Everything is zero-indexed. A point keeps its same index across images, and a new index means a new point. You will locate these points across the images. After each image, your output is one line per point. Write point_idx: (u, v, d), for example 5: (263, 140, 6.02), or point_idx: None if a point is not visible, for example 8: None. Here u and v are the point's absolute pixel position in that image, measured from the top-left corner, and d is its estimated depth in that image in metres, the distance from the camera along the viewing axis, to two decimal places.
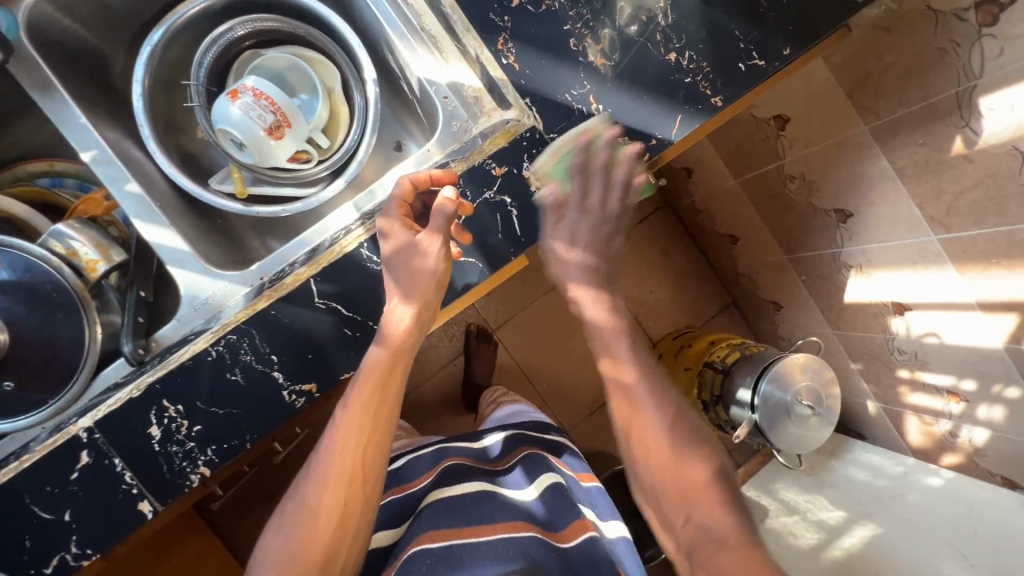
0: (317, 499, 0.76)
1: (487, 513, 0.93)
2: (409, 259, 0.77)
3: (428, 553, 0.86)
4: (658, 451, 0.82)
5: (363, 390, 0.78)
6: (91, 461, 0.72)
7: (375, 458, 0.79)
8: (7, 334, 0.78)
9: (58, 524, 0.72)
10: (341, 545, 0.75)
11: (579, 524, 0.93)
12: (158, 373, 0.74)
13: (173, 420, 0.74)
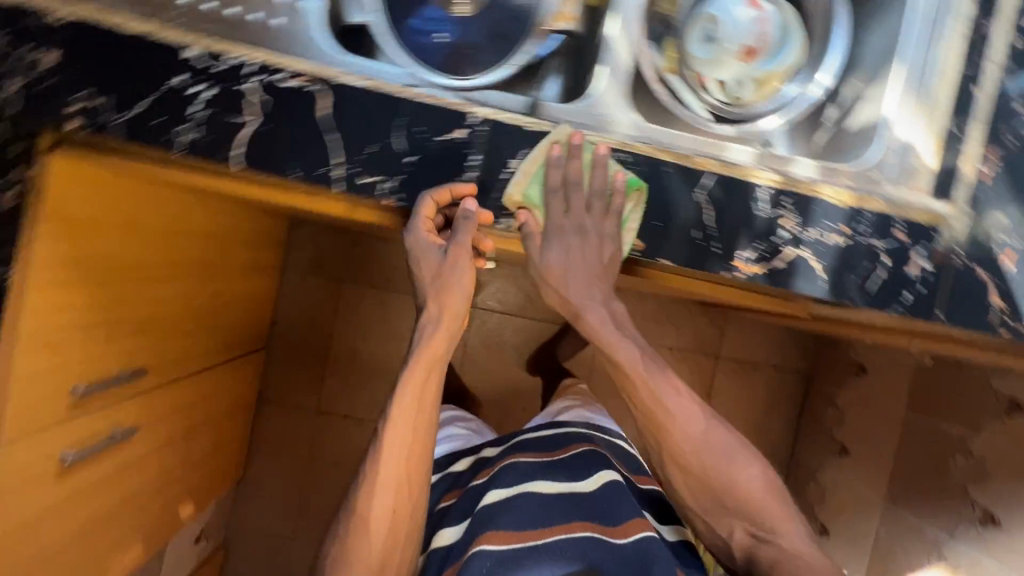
0: (375, 514, 0.98)
1: (547, 510, 1.12)
2: (434, 266, 0.89)
3: (489, 553, 1.03)
4: (694, 464, 0.97)
5: (399, 425, 0.98)
6: (459, 139, 0.77)
7: (419, 458, 1.00)
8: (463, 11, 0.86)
9: (398, 157, 0.76)
10: (392, 557, 0.99)
11: (636, 521, 1.10)
12: (555, 130, 0.78)
13: (533, 169, 0.78)
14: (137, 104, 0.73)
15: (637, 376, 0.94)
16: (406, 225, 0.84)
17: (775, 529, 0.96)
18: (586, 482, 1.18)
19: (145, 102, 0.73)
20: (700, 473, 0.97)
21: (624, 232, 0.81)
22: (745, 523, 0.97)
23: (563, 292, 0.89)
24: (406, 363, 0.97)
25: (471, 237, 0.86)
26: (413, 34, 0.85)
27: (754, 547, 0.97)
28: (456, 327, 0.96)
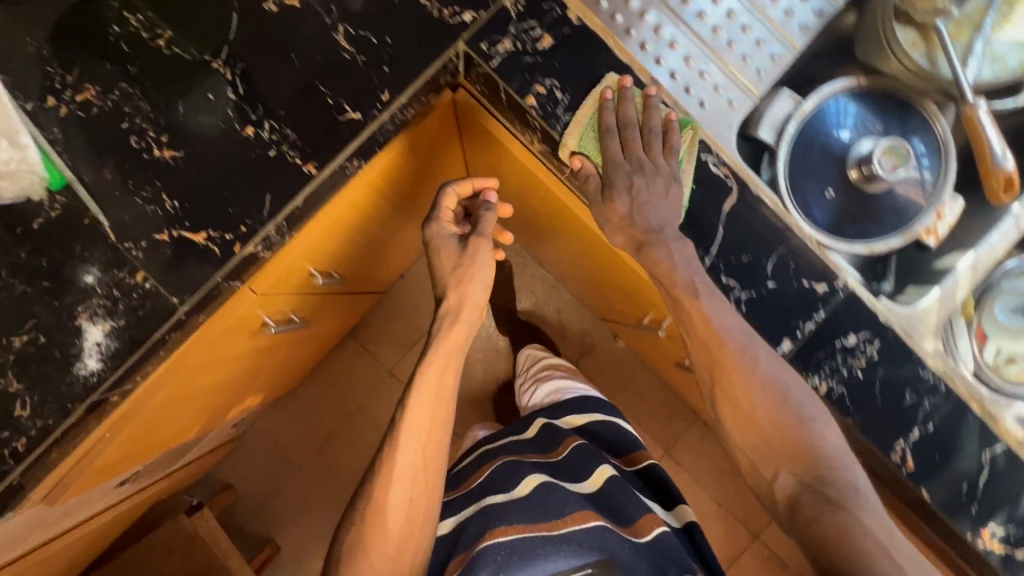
0: (394, 509, 0.84)
1: (553, 501, 0.87)
2: (454, 257, 0.96)
3: (503, 543, 0.80)
4: (752, 415, 0.78)
5: (421, 396, 0.89)
6: (818, 292, 0.80)
7: (435, 449, 0.89)
8: (855, 176, 0.89)
9: (761, 277, 0.80)
10: (409, 541, 0.84)
11: (649, 516, 0.89)
12: (896, 329, 0.81)
13: (863, 350, 0.80)
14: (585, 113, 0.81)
15: (706, 334, 0.77)
16: (445, 197, 0.99)
17: (842, 496, 0.72)
18: (585, 480, 0.94)
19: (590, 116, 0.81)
20: (745, 399, 0.77)
21: (683, 170, 0.81)
22: (806, 498, 0.74)
23: (642, 224, 0.78)
24: (436, 334, 0.92)
25: (488, 219, 0.97)
26: (803, 171, 0.90)
27: (799, 494, 0.75)
28: (472, 317, 0.96)
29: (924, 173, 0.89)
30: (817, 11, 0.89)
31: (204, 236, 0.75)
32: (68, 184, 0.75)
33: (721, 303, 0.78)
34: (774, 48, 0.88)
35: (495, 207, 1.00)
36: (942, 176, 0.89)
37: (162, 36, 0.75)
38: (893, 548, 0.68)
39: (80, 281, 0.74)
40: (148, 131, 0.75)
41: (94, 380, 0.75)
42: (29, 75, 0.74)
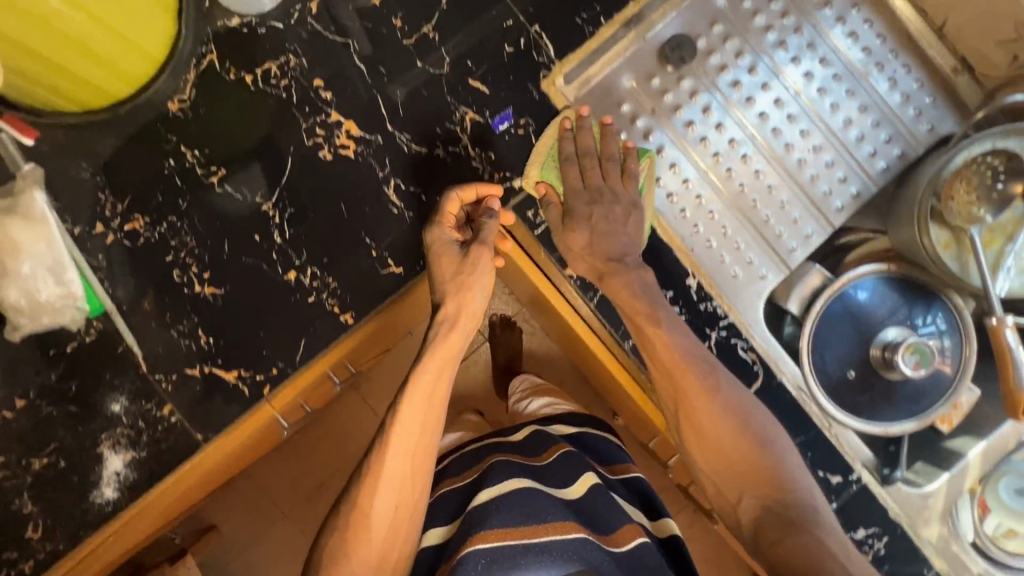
0: (378, 516, 0.68)
1: (533, 502, 0.69)
2: (455, 264, 0.74)
3: (483, 549, 0.63)
4: (719, 445, 0.71)
5: (415, 394, 0.72)
6: (834, 483, 0.84)
7: (423, 464, 0.72)
8: (875, 353, 0.89)
9: None
10: (391, 551, 0.68)
11: (629, 526, 0.71)
12: (903, 522, 0.86)
13: (869, 543, 0.85)
14: None
15: (670, 363, 0.74)
16: (445, 201, 0.76)
17: (806, 517, 0.66)
18: (572, 487, 0.75)
19: None
20: (713, 425, 0.72)
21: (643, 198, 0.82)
22: (770, 525, 0.67)
23: (606, 257, 0.77)
24: (427, 344, 0.74)
25: (490, 227, 0.75)
26: (828, 345, 0.91)
27: (763, 517, 0.67)
28: (468, 328, 0.76)
29: (943, 340, 0.90)
30: (855, 193, 0.91)
31: (235, 375, 0.76)
32: (106, 312, 0.75)
33: (679, 331, 0.75)
34: (809, 226, 0.90)
35: (498, 214, 0.76)
36: (962, 349, 0.90)
37: (215, 173, 0.76)
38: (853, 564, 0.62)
39: (107, 409, 0.75)
40: (191, 267, 0.76)
41: (110, 509, 0.75)
42: (79, 201, 0.75)
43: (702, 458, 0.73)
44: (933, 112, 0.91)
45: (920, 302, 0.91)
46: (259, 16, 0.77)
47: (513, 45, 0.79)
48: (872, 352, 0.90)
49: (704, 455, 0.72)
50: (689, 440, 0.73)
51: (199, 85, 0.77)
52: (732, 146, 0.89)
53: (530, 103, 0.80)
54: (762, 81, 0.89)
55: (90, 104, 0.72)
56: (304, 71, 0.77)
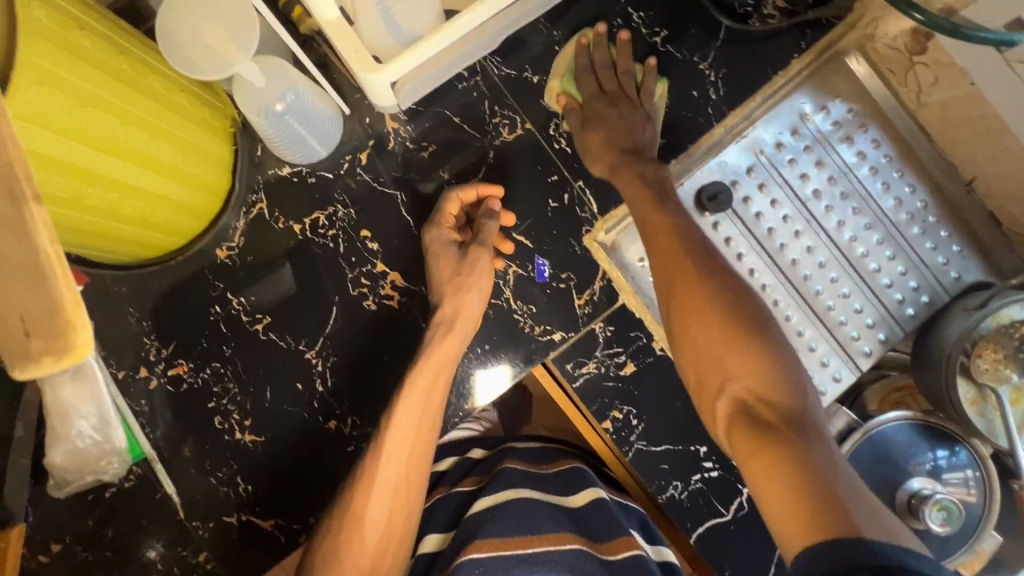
0: (372, 518, 0.68)
1: (531, 513, 0.74)
2: (454, 266, 0.75)
3: (477, 560, 0.67)
4: (707, 342, 0.66)
5: (412, 397, 0.72)
6: None
7: (418, 467, 0.72)
8: (899, 500, 0.89)
9: None
10: (386, 552, 0.69)
11: (620, 538, 0.73)
12: None
13: None
14: (659, 444, 0.81)
15: (663, 249, 0.72)
16: (445, 201, 0.77)
17: (791, 424, 0.58)
18: (577, 494, 0.79)
19: (663, 447, 0.81)
20: (703, 339, 0.66)
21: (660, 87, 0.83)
22: (747, 424, 0.60)
23: (620, 151, 0.77)
24: (423, 350, 0.73)
25: (488, 229, 0.76)
26: None
27: (741, 414, 0.62)
28: (464, 333, 0.75)
29: (966, 473, 0.91)
30: (883, 338, 0.92)
31: (272, 524, 0.76)
32: (146, 457, 0.75)
33: (685, 225, 0.73)
34: (837, 370, 0.92)
35: (498, 216, 0.77)
36: (983, 492, 0.90)
37: (260, 320, 0.78)
38: (840, 474, 0.54)
39: (142, 556, 0.75)
40: (233, 413, 0.77)
41: None
42: (124, 346, 0.76)
43: (689, 358, 0.67)
44: (960, 261, 0.93)
45: (945, 438, 0.92)
46: (311, 165, 0.78)
47: (555, 198, 0.81)
48: (896, 500, 0.89)
49: (692, 361, 0.67)
50: (677, 338, 0.69)
51: (248, 233, 0.78)
52: (764, 290, 0.91)
53: (571, 256, 0.81)
54: (794, 229, 0.91)
55: (146, 258, 0.73)
56: (352, 221, 0.79)
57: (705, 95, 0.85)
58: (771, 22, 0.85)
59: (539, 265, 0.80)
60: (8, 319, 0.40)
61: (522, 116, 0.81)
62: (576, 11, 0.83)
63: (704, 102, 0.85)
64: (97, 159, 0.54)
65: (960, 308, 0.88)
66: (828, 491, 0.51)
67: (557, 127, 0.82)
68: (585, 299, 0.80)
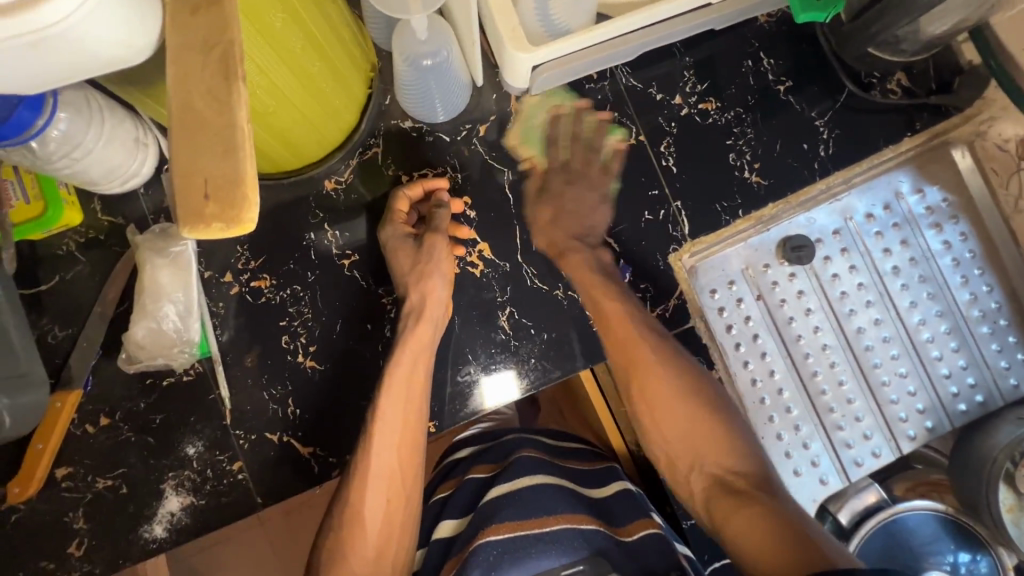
0: (371, 512, 0.71)
1: (546, 496, 0.74)
2: (413, 255, 0.77)
3: (497, 541, 0.69)
4: (671, 417, 0.75)
5: (392, 393, 0.73)
6: None
7: (411, 461, 0.74)
8: None
9: None
10: (390, 542, 0.71)
11: (641, 521, 0.75)
12: None
13: None
14: None
15: (616, 326, 0.77)
16: (394, 200, 0.80)
17: (755, 488, 0.69)
18: (602, 487, 0.80)
19: None
20: (664, 413, 0.75)
21: (768, 120, 0.86)
22: (719, 498, 0.69)
23: (567, 234, 0.81)
24: (397, 339, 0.75)
25: (442, 217, 0.78)
26: None
27: (713, 486, 0.71)
28: (436, 318, 0.76)
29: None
30: (930, 426, 0.93)
31: (309, 451, 0.78)
32: (212, 358, 0.77)
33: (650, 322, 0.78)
34: (878, 446, 0.92)
35: (449, 205, 0.79)
36: None
37: (348, 256, 0.81)
38: (805, 523, 0.64)
39: (182, 450, 0.77)
40: (301, 337, 0.79)
41: (154, 545, 0.76)
42: (218, 248, 0.79)
43: (661, 436, 0.75)
44: (1022, 369, 0.93)
45: (966, 539, 0.91)
46: (432, 125, 0.83)
47: (650, 211, 0.84)
48: None
49: (662, 435, 0.75)
50: (645, 420, 0.76)
51: (359, 173, 0.81)
52: (823, 350, 0.92)
53: (653, 270, 0.83)
54: (866, 299, 0.93)
55: (261, 171, 0.77)
56: (457, 186, 0.83)
57: (815, 149, 0.87)
58: (892, 97, 0.87)
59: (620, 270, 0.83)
60: (192, 182, 0.43)
61: (638, 127, 0.85)
62: (712, 43, 0.86)
63: (812, 155, 0.86)
64: (277, 69, 0.58)
65: (1014, 416, 0.88)
66: (801, 538, 0.62)
67: (668, 145, 0.84)
68: (657, 313, 0.83)
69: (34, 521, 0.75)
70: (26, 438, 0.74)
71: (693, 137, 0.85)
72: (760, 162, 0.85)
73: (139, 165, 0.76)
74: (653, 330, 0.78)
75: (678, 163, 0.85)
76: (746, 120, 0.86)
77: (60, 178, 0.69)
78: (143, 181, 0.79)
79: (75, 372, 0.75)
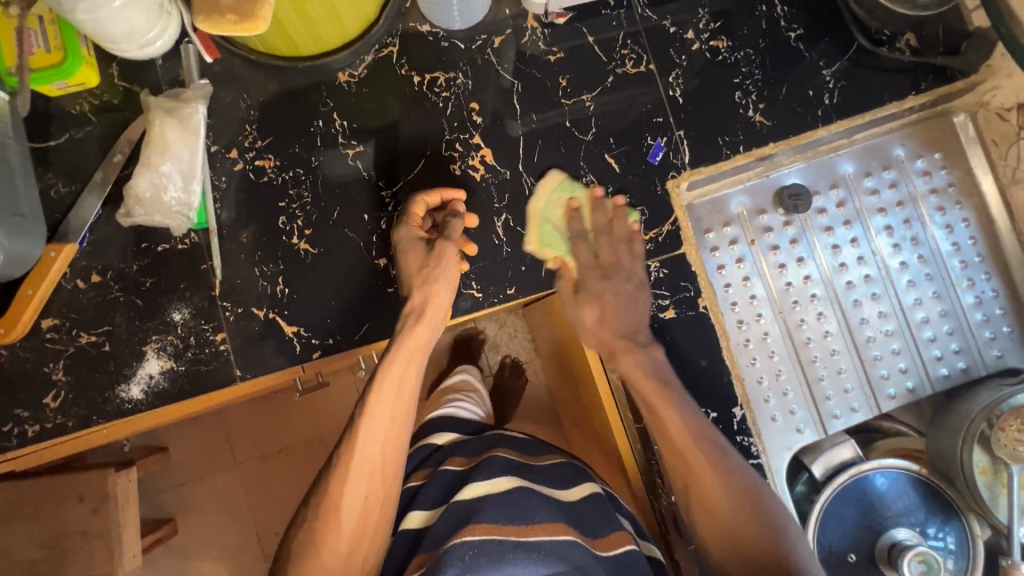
0: (348, 506, 0.71)
1: (526, 504, 0.71)
2: (421, 259, 0.77)
3: (473, 542, 0.64)
4: (719, 518, 0.74)
5: (384, 394, 0.75)
6: None
7: (393, 463, 0.75)
8: (884, 542, 0.88)
9: None
10: (363, 539, 0.72)
11: (616, 535, 0.75)
12: None
13: None
14: None
15: (672, 439, 0.76)
16: (411, 202, 0.79)
17: None
18: (573, 491, 0.80)
19: None
20: (703, 502, 0.75)
21: (775, 64, 0.88)
22: None
23: (617, 333, 0.81)
24: (396, 338, 0.76)
25: (455, 226, 0.78)
26: (838, 536, 0.90)
27: None
28: (435, 321, 0.77)
29: (953, 540, 0.89)
30: (911, 387, 0.93)
31: (293, 330, 0.79)
32: (208, 230, 0.78)
33: (687, 410, 0.77)
34: (857, 401, 0.93)
35: (463, 215, 0.79)
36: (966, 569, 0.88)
37: (353, 147, 0.82)
38: None
39: (168, 315, 0.78)
40: (298, 220, 0.80)
41: (130, 406, 0.76)
42: (227, 125, 0.81)
43: (696, 514, 0.75)
44: (1006, 341, 0.94)
45: (943, 506, 0.91)
46: (450, 32, 0.84)
47: (653, 137, 0.85)
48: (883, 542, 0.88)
49: (700, 513, 0.75)
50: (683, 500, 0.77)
51: (372, 69, 0.83)
52: (811, 300, 0.93)
53: (651, 195, 0.84)
54: (859, 255, 0.94)
55: (277, 51, 0.79)
56: (466, 91, 0.84)
57: (820, 97, 0.88)
58: (899, 55, 0.89)
59: (618, 191, 0.84)
60: None
61: (649, 56, 0.86)
62: None
63: (817, 102, 0.88)
64: None
65: (994, 384, 0.89)
66: None
67: (677, 77, 0.86)
68: (650, 236, 0.84)
69: (14, 369, 0.76)
70: (17, 285, 0.75)
71: (701, 72, 0.86)
72: (765, 103, 0.87)
73: (160, 31, 0.77)
74: (714, 443, 0.76)
75: (685, 95, 0.86)
76: (754, 62, 0.87)
77: (80, 26, 0.71)
78: (161, 52, 0.80)
79: (72, 227, 0.76)
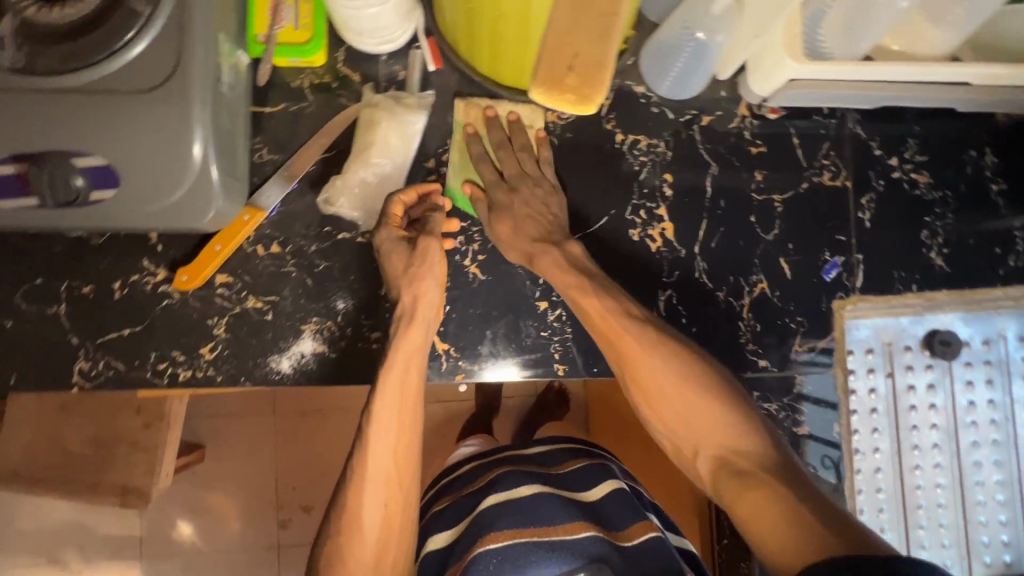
0: (370, 517, 0.67)
1: (542, 508, 0.74)
2: (406, 258, 0.74)
3: (495, 550, 0.70)
4: (669, 400, 0.70)
5: (387, 392, 0.71)
6: None
7: (405, 457, 0.71)
8: None
9: None
10: (388, 554, 0.67)
11: (640, 524, 0.74)
12: None
13: None
14: None
15: (603, 322, 0.73)
16: (387, 204, 0.76)
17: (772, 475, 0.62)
18: (591, 489, 0.80)
19: None
20: (652, 386, 0.71)
21: (968, 211, 0.87)
22: (729, 479, 0.64)
23: None
24: (391, 342, 0.73)
25: (435, 219, 0.76)
26: None
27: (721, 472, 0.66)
28: (428, 317, 0.74)
29: None
30: (1008, 560, 0.92)
31: (445, 348, 0.81)
32: None
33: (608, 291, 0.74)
34: (951, 558, 0.92)
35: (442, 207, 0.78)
36: None
37: None
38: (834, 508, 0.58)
39: (333, 301, 0.80)
40: (475, 242, 0.82)
41: (278, 377, 0.79)
42: (433, 135, 0.83)
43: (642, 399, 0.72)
44: None
45: None
46: (661, 98, 0.85)
47: (831, 253, 0.85)
48: None
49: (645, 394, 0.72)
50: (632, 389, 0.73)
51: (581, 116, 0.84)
52: (932, 449, 0.92)
53: (815, 309, 0.85)
54: (992, 417, 0.92)
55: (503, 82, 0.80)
56: (663, 161, 0.85)
57: (1005, 256, 0.88)
58: None
59: (782, 296, 0.85)
60: None
61: (847, 172, 0.86)
62: (943, 122, 0.87)
63: (1000, 260, 0.88)
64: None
65: None
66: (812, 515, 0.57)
67: (870, 200, 0.86)
68: (803, 348, 0.85)
69: (182, 314, 0.79)
70: (206, 238, 0.79)
71: (895, 200, 0.86)
72: (950, 248, 0.87)
73: (399, 34, 0.79)
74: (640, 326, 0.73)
75: (872, 219, 0.86)
76: (949, 204, 0.87)
77: (336, 13, 0.73)
78: (391, 50, 0.82)
79: (270, 195, 0.79)
